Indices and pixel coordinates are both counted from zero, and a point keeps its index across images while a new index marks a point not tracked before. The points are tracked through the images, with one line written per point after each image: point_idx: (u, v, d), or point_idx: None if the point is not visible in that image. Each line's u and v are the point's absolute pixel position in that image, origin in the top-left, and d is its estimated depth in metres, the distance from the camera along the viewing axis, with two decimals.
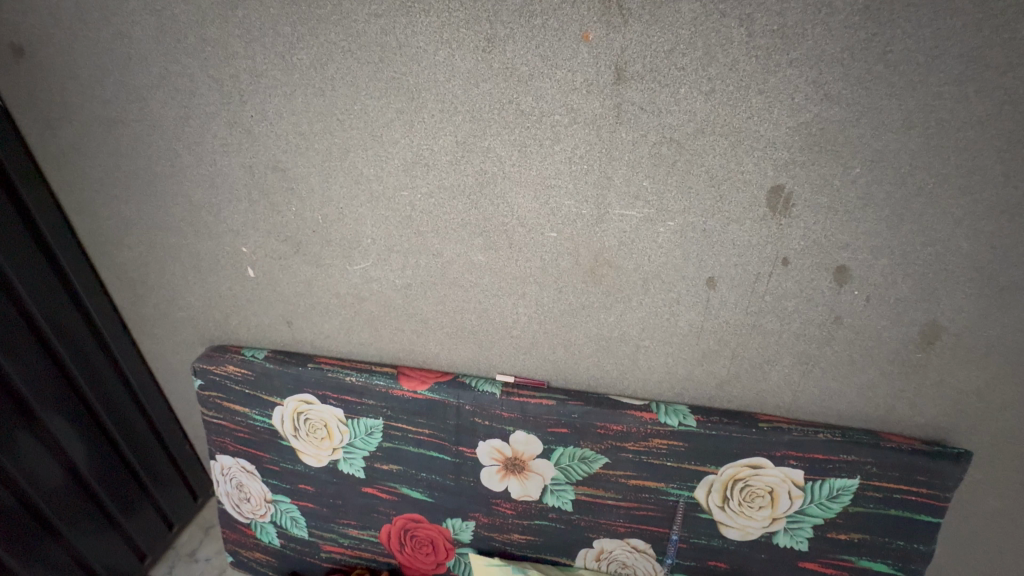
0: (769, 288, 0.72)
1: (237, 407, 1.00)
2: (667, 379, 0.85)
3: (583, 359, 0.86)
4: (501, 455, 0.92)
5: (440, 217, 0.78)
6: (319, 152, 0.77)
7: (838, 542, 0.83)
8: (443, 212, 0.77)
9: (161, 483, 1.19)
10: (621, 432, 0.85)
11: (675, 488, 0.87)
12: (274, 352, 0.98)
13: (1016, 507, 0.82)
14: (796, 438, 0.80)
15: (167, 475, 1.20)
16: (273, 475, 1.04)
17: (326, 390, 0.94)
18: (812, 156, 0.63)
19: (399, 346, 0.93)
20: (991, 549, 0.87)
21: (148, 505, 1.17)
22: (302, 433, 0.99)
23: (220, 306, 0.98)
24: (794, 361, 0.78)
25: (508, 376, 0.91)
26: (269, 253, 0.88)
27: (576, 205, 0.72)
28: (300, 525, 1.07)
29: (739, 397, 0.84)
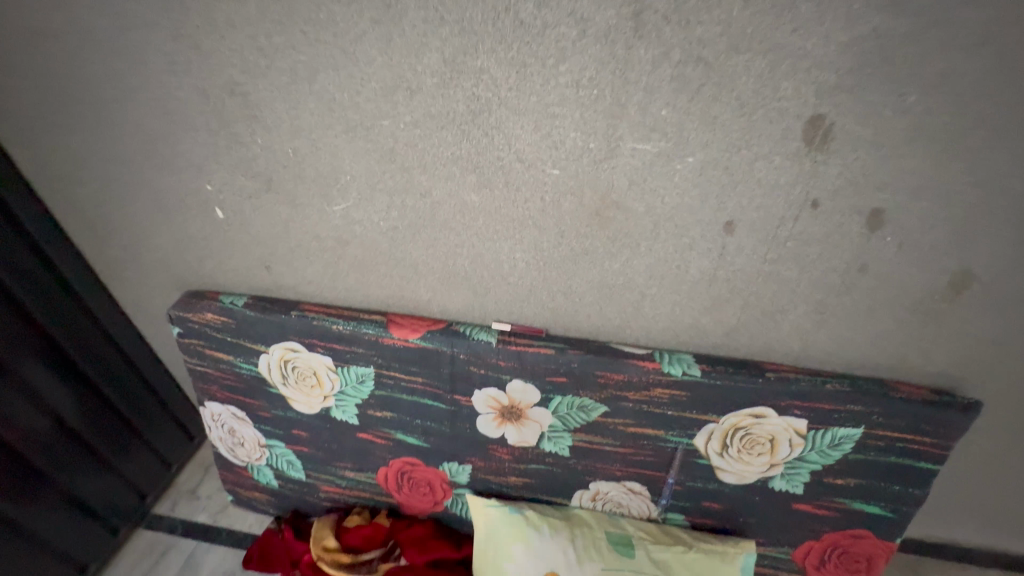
0: (792, 233, 0.66)
1: (220, 355, 0.96)
2: (672, 328, 0.80)
3: (584, 307, 0.81)
4: (497, 403, 0.89)
5: (427, 151, 0.68)
6: (284, 74, 0.66)
7: (834, 486, 0.83)
8: (431, 146, 0.68)
9: (153, 427, 1.17)
10: (622, 381, 0.82)
11: (674, 435, 0.85)
12: (254, 298, 0.92)
13: (1000, 443, 0.84)
14: (802, 389, 0.77)
15: (159, 418, 1.18)
16: (265, 421, 1.02)
17: (313, 339, 0.90)
18: (862, 80, 0.54)
19: (386, 292, 0.87)
20: (968, 478, 0.91)
21: (143, 447, 1.16)
22: (291, 380, 0.96)
23: (191, 249, 0.90)
24: (809, 311, 0.73)
25: (505, 324, 0.86)
26: (238, 191, 0.79)
27: (582, 137, 0.63)
28: (296, 467, 1.07)
29: (747, 346, 0.80)
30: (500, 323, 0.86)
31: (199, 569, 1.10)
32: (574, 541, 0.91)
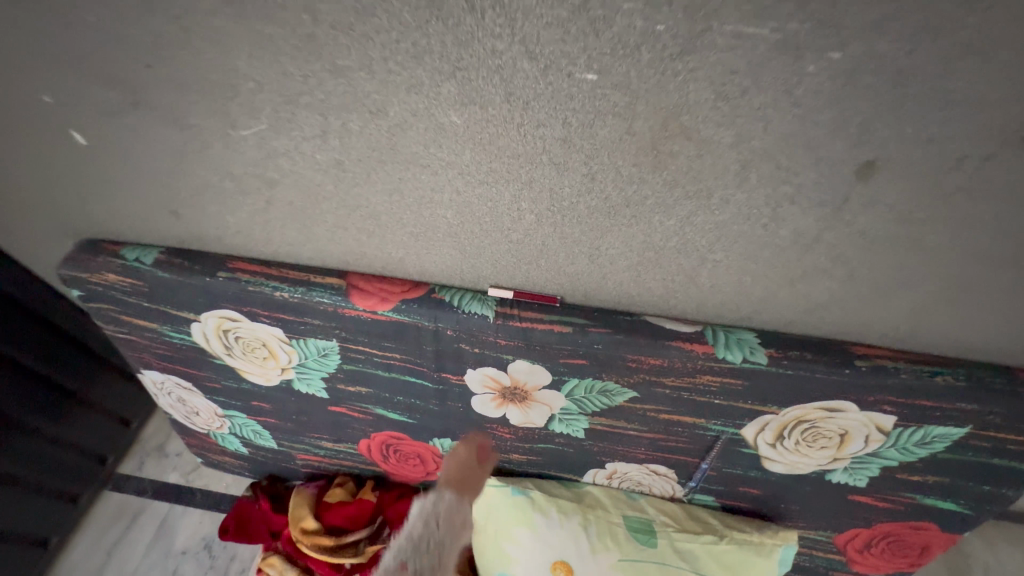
0: (963, 182, 0.41)
1: (142, 322, 0.75)
2: (736, 302, 0.58)
3: (616, 274, 0.58)
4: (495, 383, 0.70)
5: (373, 39, 0.41)
6: None
7: (907, 482, 0.68)
8: (377, 31, 0.40)
9: (99, 388, 1.00)
10: (660, 366, 0.63)
11: (718, 424, 0.68)
12: (168, 252, 0.68)
13: None
14: (902, 382, 0.58)
15: (102, 378, 1.00)
16: (217, 392, 0.85)
17: (252, 307, 0.68)
18: None
19: (342, 248, 0.63)
20: None
21: (90, 411, 1.00)
22: (237, 351, 0.76)
23: (65, 187, 0.64)
24: (940, 284, 0.52)
25: (507, 291, 0.63)
26: (99, 104, 0.52)
27: (642, 13, 0.35)
28: (264, 436, 0.92)
29: (834, 325, 0.59)
30: (501, 290, 0.63)
31: (175, 535, 1.01)
32: (587, 528, 0.79)
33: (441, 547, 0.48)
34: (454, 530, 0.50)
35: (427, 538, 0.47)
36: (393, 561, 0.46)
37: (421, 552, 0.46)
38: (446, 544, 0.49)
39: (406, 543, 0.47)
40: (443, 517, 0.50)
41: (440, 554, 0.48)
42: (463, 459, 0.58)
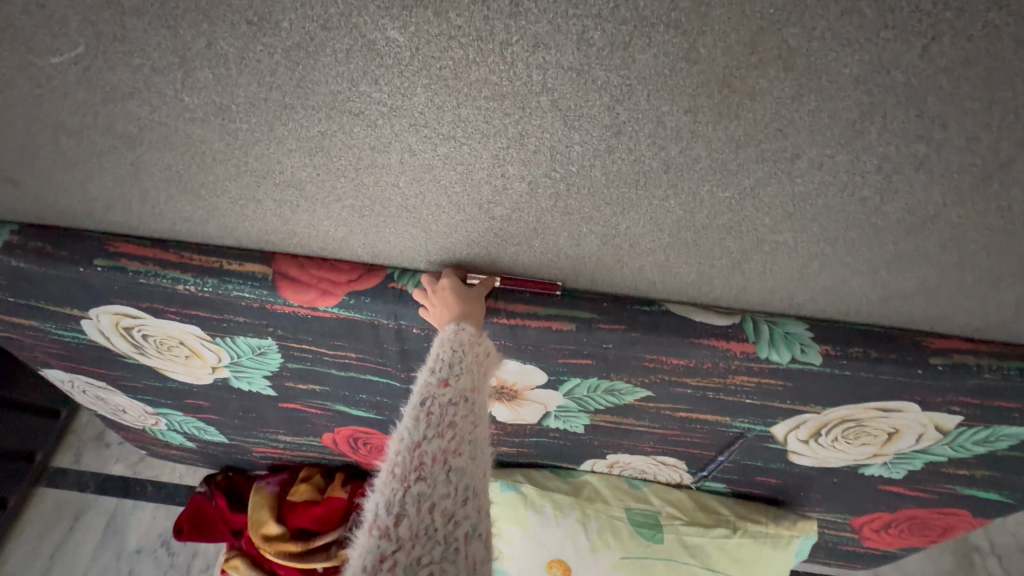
0: None
1: (17, 318, 0.58)
2: (790, 290, 0.45)
3: (636, 258, 0.43)
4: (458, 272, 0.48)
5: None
6: None
7: (951, 476, 0.60)
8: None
9: (18, 384, 0.84)
10: (685, 366, 0.50)
11: (745, 422, 0.58)
12: (22, 231, 0.50)
13: None
14: (984, 385, 0.47)
15: (16, 372, 0.83)
16: (140, 391, 0.70)
17: (151, 302, 0.51)
18: None
19: (259, 225, 0.46)
20: None
21: (11, 410, 0.84)
22: (150, 349, 0.60)
23: None
24: None
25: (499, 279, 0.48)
26: None
27: None
28: (210, 432, 0.79)
29: (908, 314, 0.46)
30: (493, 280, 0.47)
31: (125, 534, 0.91)
32: (586, 524, 0.71)
33: (479, 368, 0.41)
34: (484, 353, 0.43)
35: (461, 359, 0.40)
36: (432, 377, 0.38)
37: (460, 368, 0.39)
38: (483, 364, 0.41)
39: (441, 364, 0.39)
40: (470, 339, 0.42)
41: (479, 376, 0.40)
42: (445, 282, 0.46)
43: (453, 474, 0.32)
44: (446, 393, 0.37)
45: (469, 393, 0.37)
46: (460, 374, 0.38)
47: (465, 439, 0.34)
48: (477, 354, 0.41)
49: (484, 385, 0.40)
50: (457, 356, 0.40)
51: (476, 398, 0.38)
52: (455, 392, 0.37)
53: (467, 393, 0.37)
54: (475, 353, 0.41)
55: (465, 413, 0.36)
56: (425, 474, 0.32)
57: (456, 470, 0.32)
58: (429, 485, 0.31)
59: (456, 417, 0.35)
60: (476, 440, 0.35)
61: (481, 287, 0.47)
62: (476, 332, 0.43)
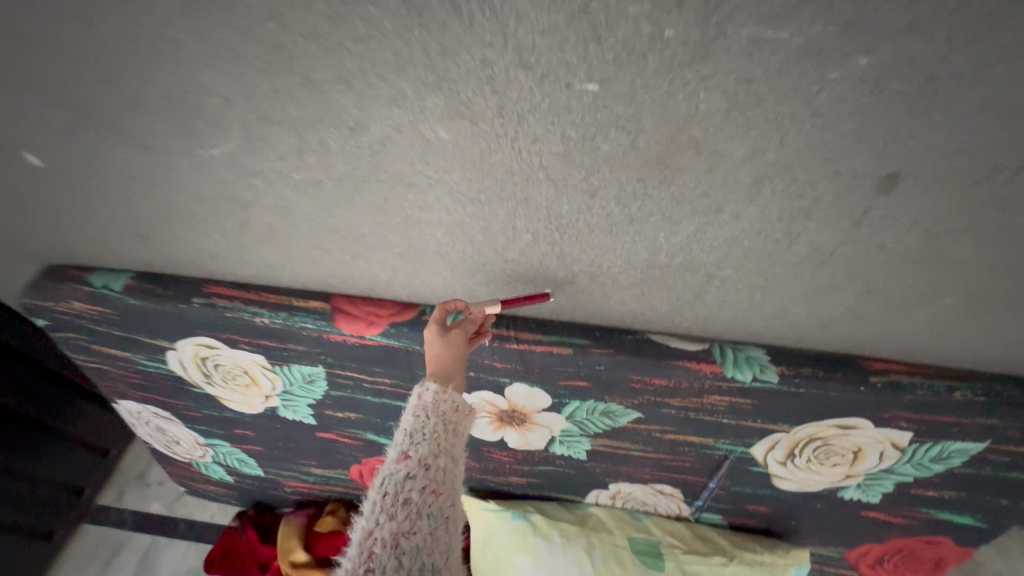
0: (995, 193, 0.38)
1: (113, 350, 0.70)
2: (745, 319, 0.55)
3: (618, 292, 0.55)
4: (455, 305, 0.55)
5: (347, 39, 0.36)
6: None
7: (922, 498, 0.66)
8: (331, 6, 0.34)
9: (76, 419, 0.95)
10: (665, 386, 0.59)
11: (727, 443, 0.65)
12: (138, 277, 0.64)
13: None
14: (919, 399, 0.55)
15: (78, 409, 0.94)
16: (197, 421, 0.80)
17: (230, 333, 0.64)
18: None
19: (324, 270, 0.59)
20: None
21: (68, 443, 0.95)
22: (217, 379, 0.72)
23: (21, 211, 0.59)
24: (958, 299, 0.49)
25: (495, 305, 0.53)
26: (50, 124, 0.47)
27: (648, 18, 0.31)
28: (250, 465, 0.87)
29: (847, 340, 0.56)
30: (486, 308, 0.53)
31: (157, 570, 0.96)
32: (591, 552, 0.76)
33: (445, 432, 0.47)
34: (454, 410, 0.49)
35: (423, 428, 0.46)
36: (395, 455, 0.46)
37: (421, 440, 0.46)
38: (450, 424, 0.48)
39: (405, 436, 0.46)
40: (432, 403, 0.48)
41: (442, 441, 0.47)
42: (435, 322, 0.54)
43: (401, 556, 0.41)
44: (404, 473, 0.45)
45: (428, 463, 0.45)
46: (421, 444, 0.46)
47: (415, 521, 0.43)
48: (442, 416, 0.47)
49: (448, 446, 0.47)
50: (421, 425, 0.47)
51: (437, 464, 0.45)
52: (414, 465, 0.45)
53: (426, 464, 0.45)
54: (440, 416, 0.47)
55: (420, 487, 0.44)
56: (376, 560, 0.41)
57: (406, 550, 0.42)
58: (378, 571, 0.40)
59: (411, 493, 0.44)
60: (430, 511, 0.44)
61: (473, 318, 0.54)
62: (445, 387, 0.49)
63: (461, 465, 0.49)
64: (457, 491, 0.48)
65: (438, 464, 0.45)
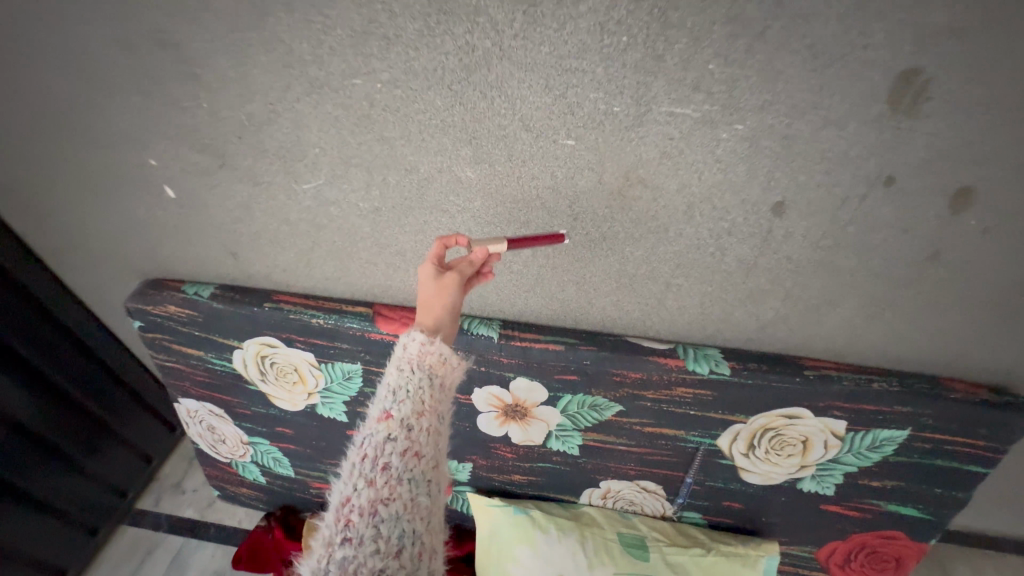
0: (856, 216, 0.54)
1: (190, 350, 0.86)
2: (700, 322, 0.70)
3: (599, 299, 0.71)
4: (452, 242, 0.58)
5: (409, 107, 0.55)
6: (227, 18, 0.51)
7: (868, 488, 0.76)
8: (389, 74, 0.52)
9: (128, 421, 1.09)
10: (640, 379, 0.73)
11: (696, 436, 0.77)
12: (221, 287, 0.81)
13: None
14: (845, 389, 0.68)
15: (129, 411, 1.09)
16: (245, 419, 0.93)
17: (290, 333, 0.79)
18: (976, 21, 0.40)
19: (370, 281, 0.76)
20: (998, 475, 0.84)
21: (117, 442, 1.08)
22: (271, 377, 0.86)
23: (144, 233, 0.78)
24: (859, 304, 0.63)
25: (502, 245, 0.58)
26: (189, 167, 0.66)
27: (603, 100, 0.50)
28: (284, 464, 0.99)
29: (783, 341, 0.70)
30: (492, 247, 0.58)
31: (187, 569, 1.05)
32: (584, 544, 0.84)
33: (428, 391, 0.48)
34: (441, 362, 0.50)
35: (406, 387, 0.48)
36: (378, 416, 0.47)
37: (404, 400, 0.47)
38: (434, 383, 0.49)
39: (389, 395, 0.48)
40: (418, 357, 0.49)
41: (425, 399, 0.48)
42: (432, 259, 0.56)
43: (379, 521, 0.43)
44: (385, 433, 0.46)
45: (410, 422, 0.46)
46: (404, 403, 0.47)
47: (394, 485, 0.44)
48: (425, 376, 0.48)
49: (430, 404, 0.48)
50: (404, 384, 0.48)
51: (419, 424, 0.47)
52: (394, 427, 0.46)
53: (407, 424, 0.46)
54: (425, 374, 0.48)
55: (400, 450, 0.45)
56: (355, 524, 0.43)
57: (384, 516, 0.43)
58: (356, 537, 0.42)
59: (390, 457, 0.45)
60: (410, 476, 0.45)
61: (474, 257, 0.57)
62: (434, 338, 0.50)
63: (446, 423, 0.50)
64: (441, 451, 0.49)
65: (419, 425, 0.47)
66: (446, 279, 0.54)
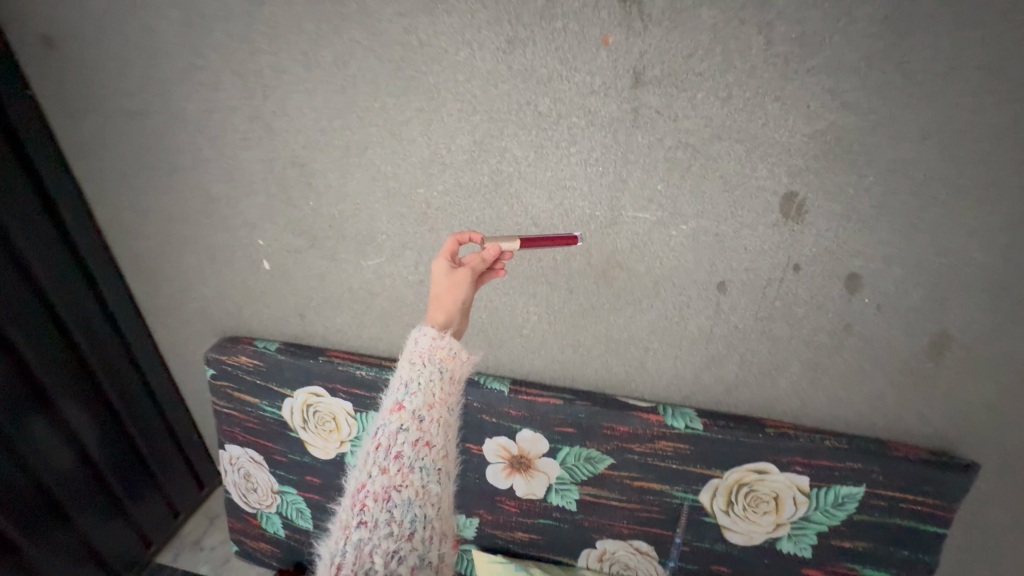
0: (780, 294, 0.72)
1: (248, 397, 1.02)
2: (676, 383, 0.85)
3: (592, 360, 0.87)
4: (468, 239, 0.66)
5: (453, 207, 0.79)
6: (338, 149, 0.77)
7: (841, 550, 0.83)
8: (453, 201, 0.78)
9: (169, 471, 1.20)
10: (627, 433, 0.86)
11: (680, 491, 0.87)
12: (285, 344, 1.00)
13: None
14: (802, 445, 0.79)
15: (172, 462, 1.21)
16: (280, 466, 1.05)
17: (336, 384, 0.95)
18: (827, 165, 0.62)
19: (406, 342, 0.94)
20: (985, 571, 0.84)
21: (156, 493, 1.18)
22: (311, 425, 1.00)
23: (235, 297, 0.99)
24: (801, 369, 0.78)
25: (514, 242, 0.66)
26: (285, 246, 0.89)
27: (588, 207, 0.72)
28: (305, 516, 1.07)
29: (746, 402, 0.84)
30: (504, 245, 0.65)
31: None
32: None
33: (438, 385, 0.54)
34: (449, 355, 0.55)
35: (417, 380, 0.53)
36: (392, 408, 0.53)
37: (416, 393, 0.53)
38: (443, 376, 0.55)
39: (402, 388, 0.54)
40: (430, 352, 0.55)
41: (434, 391, 0.54)
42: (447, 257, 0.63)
43: (393, 507, 0.49)
44: (399, 424, 0.52)
45: (421, 414, 0.52)
46: (416, 396, 0.53)
47: (406, 473, 0.50)
48: (435, 371, 0.54)
49: (439, 397, 0.54)
50: (416, 378, 0.54)
51: (429, 415, 0.53)
52: (407, 418, 0.52)
53: (419, 416, 0.52)
54: (434, 368, 0.54)
55: (412, 440, 0.51)
56: (372, 508, 0.49)
57: (397, 501, 0.49)
58: (373, 520, 0.48)
59: (403, 447, 0.51)
60: (421, 465, 0.51)
61: (487, 253, 0.65)
62: (444, 334, 0.57)
63: (453, 414, 0.56)
64: (449, 441, 0.55)
65: (429, 417, 0.53)
66: (459, 271, 0.61)
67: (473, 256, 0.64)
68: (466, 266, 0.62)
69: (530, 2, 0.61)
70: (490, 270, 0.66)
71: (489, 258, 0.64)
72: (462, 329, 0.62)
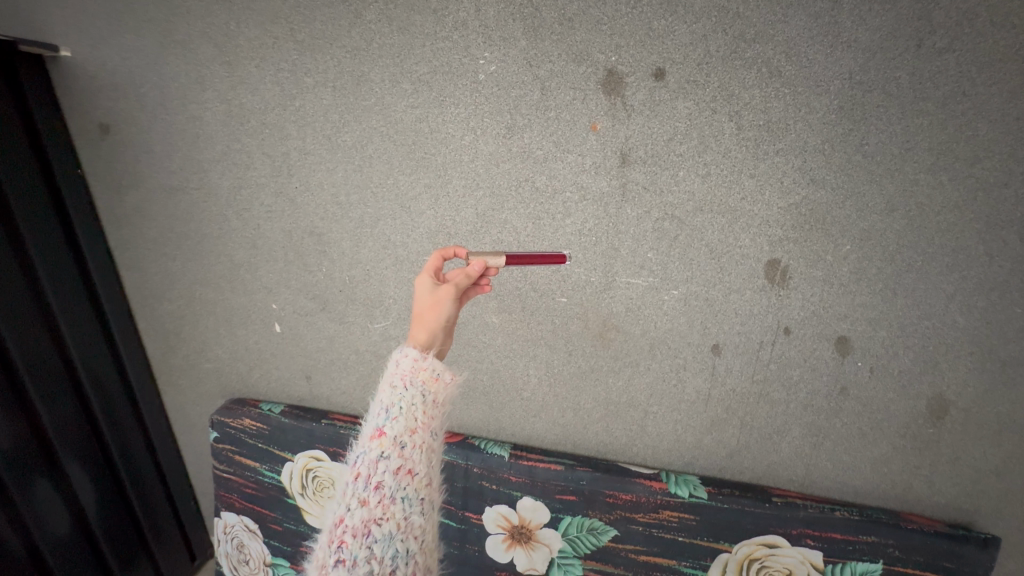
0: (773, 356, 0.74)
1: (248, 462, 1.01)
2: (677, 447, 0.85)
3: (592, 424, 0.87)
4: (453, 255, 0.68)
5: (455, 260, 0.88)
6: (353, 220, 0.83)
7: None
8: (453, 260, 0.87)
9: (162, 541, 1.16)
10: (630, 501, 0.83)
11: (688, 567, 0.82)
12: (291, 407, 1.01)
13: None
14: (811, 516, 0.76)
15: (165, 531, 1.17)
16: (275, 535, 1.02)
17: (337, 447, 0.95)
18: (803, 234, 0.67)
19: None
20: None
21: (147, 564, 1.13)
22: (309, 491, 0.98)
23: (246, 358, 1.03)
24: (803, 433, 0.78)
25: (500, 258, 0.68)
26: (298, 309, 0.94)
27: (584, 272, 0.77)
28: None
29: (751, 469, 0.82)
30: (489, 260, 0.67)
31: None
32: None
33: (419, 409, 0.54)
34: (432, 376, 0.56)
35: (399, 404, 0.54)
36: (373, 436, 0.53)
37: (396, 419, 0.53)
38: (425, 399, 0.55)
39: (382, 414, 0.54)
40: (412, 374, 0.55)
41: (417, 415, 0.54)
42: (431, 276, 0.64)
43: (374, 541, 0.49)
44: (379, 453, 0.52)
45: (402, 442, 0.52)
46: (398, 422, 0.53)
47: (387, 506, 0.50)
48: (416, 394, 0.54)
49: (421, 422, 0.54)
50: (396, 403, 0.54)
51: (410, 442, 0.53)
52: (387, 445, 0.52)
53: (399, 443, 0.52)
54: (416, 392, 0.55)
55: (393, 468, 0.51)
56: (352, 543, 0.49)
57: (378, 535, 0.49)
58: (352, 556, 0.48)
59: (383, 476, 0.51)
60: (403, 496, 0.51)
61: (472, 268, 0.64)
62: (426, 355, 0.57)
63: (437, 439, 0.56)
64: (433, 468, 0.54)
65: (411, 443, 0.53)
66: (443, 288, 0.62)
67: (458, 272, 0.65)
68: (450, 282, 0.63)
69: (527, 96, 0.69)
70: (476, 286, 0.68)
71: (474, 273, 0.64)
72: (445, 347, 0.61)
